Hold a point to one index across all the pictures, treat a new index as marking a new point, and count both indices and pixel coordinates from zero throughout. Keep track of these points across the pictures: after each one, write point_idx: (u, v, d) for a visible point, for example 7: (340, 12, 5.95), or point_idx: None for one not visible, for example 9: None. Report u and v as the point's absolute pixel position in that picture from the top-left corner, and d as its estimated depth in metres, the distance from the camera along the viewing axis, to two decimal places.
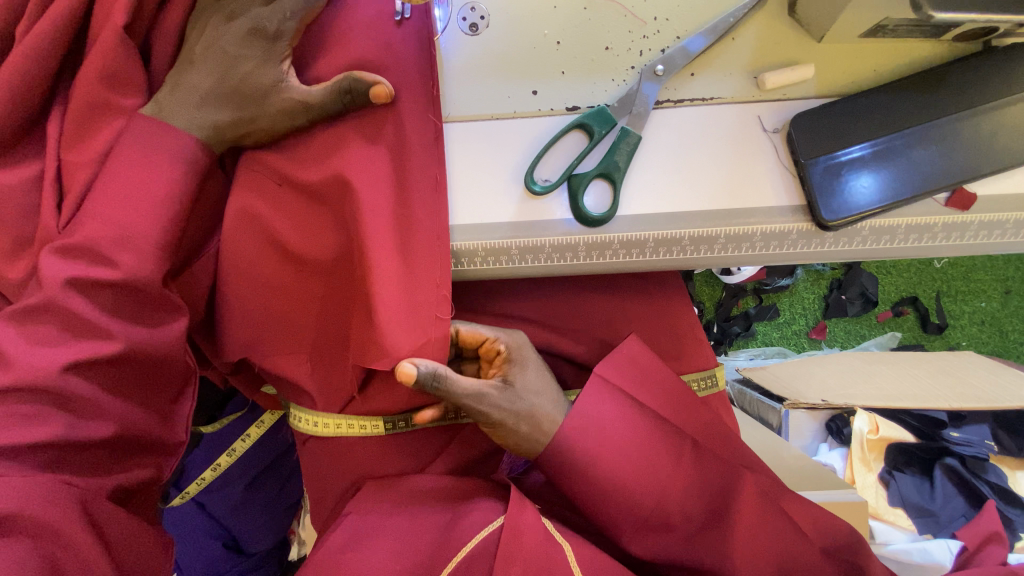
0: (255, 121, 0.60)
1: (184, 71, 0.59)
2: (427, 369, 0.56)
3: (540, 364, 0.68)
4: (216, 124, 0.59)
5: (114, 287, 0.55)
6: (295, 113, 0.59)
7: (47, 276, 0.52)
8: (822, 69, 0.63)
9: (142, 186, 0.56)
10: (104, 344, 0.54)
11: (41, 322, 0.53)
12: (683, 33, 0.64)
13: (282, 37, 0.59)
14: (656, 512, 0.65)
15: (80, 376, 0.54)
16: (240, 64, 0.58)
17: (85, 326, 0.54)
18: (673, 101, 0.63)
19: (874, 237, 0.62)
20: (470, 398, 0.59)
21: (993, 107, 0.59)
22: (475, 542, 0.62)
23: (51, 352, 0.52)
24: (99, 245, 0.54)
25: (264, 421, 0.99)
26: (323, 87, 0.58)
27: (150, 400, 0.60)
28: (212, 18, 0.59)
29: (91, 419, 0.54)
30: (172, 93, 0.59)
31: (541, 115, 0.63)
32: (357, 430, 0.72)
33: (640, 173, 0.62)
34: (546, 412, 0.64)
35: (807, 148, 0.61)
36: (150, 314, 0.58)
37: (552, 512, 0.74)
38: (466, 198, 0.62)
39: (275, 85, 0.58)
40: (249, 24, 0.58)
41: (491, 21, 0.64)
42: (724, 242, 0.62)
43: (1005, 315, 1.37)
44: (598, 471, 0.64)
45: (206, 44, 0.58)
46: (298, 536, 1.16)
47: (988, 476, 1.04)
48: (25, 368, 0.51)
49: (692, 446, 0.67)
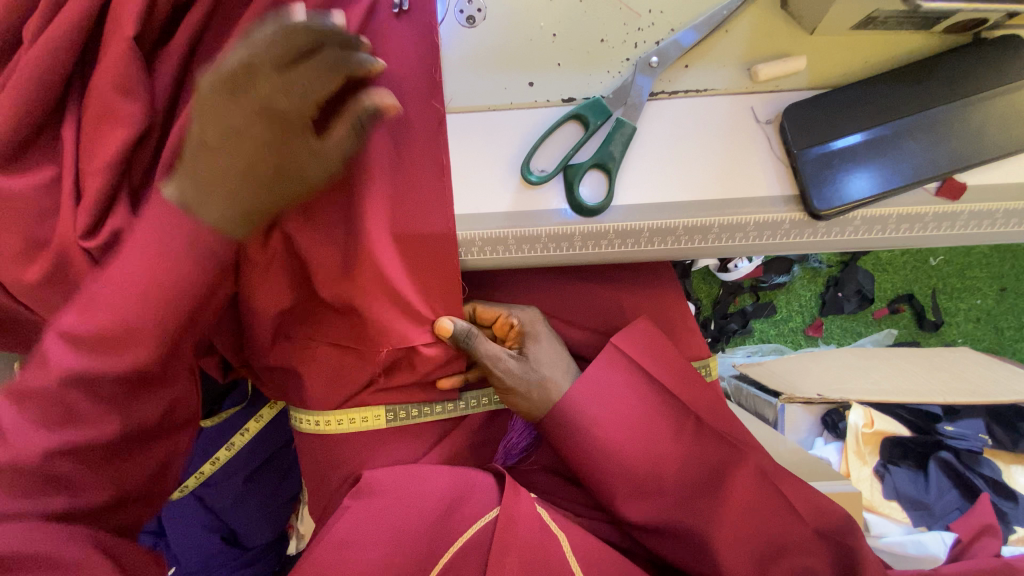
0: (289, 187, 0.52)
1: (195, 159, 0.48)
2: (462, 328, 0.65)
3: (552, 336, 0.73)
4: (248, 212, 0.51)
5: (117, 372, 0.48)
6: (334, 166, 0.52)
7: (50, 361, 0.47)
8: (814, 61, 0.63)
9: (159, 259, 0.48)
10: (101, 426, 0.49)
11: (29, 403, 0.47)
12: (677, 26, 0.64)
13: (311, 109, 0.48)
14: (647, 493, 0.66)
15: (66, 461, 0.48)
16: (263, 156, 0.49)
17: (83, 409, 0.48)
18: (667, 92, 0.64)
19: (865, 226, 0.63)
20: (491, 360, 0.65)
21: (981, 100, 0.60)
22: (473, 532, 0.65)
23: (37, 435, 0.47)
24: (107, 332, 0.47)
25: (263, 415, 1.00)
26: (346, 129, 0.50)
27: (146, 470, 0.54)
28: (205, 84, 0.46)
29: (84, 493, 0.50)
30: (191, 190, 0.49)
31: (537, 106, 0.64)
32: (358, 424, 0.71)
33: (638, 163, 0.63)
34: (557, 383, 0.68)
35: (800, 138, 0.61)
36: (150, 392, 0.52)
37: (551, 500, 0.77)
38: (467, 189, 0.63)
39: (314, 153, 0.50)
40: (263, 97, 0.47)
41: (487, 14, 0.64)
42: (718, 232, 0.63)
43: (1000, 312, 1.38)
44: (595, 453, 0.66)
45: (221, 135, 0.47)
46: (295, 529, 1.14)
47: (982, 469, 1.05)
48: (14, 450, 0.46)
49: (696, 419, 0.69)
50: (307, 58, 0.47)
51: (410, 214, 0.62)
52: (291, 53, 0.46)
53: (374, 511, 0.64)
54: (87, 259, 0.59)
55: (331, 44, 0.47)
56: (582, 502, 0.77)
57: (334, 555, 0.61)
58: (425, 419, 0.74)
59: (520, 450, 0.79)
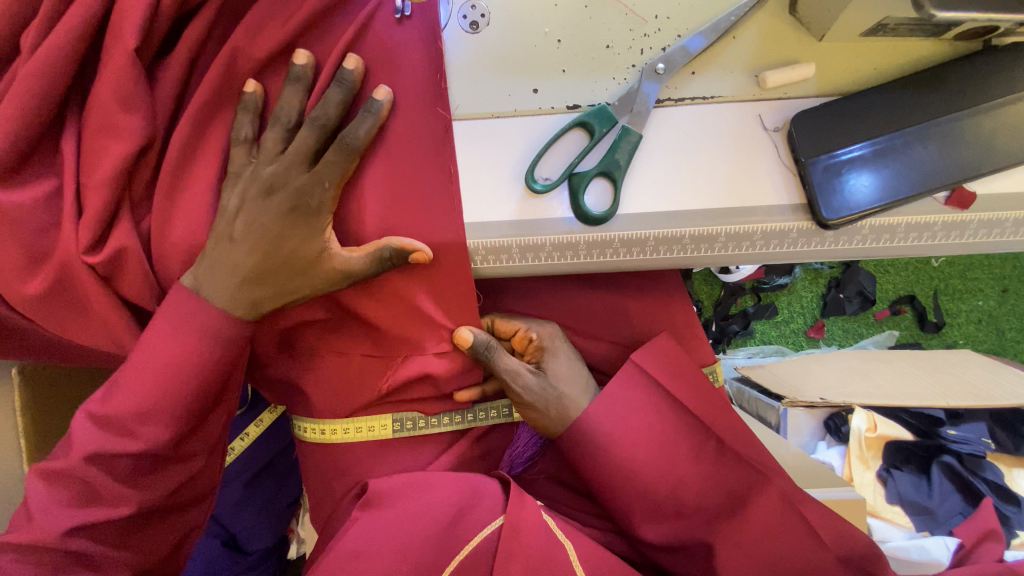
0: (297, 287, 0.60)
1: (222, 247, 0.58)
2: (482, 339, 0.65)
3: (574, 355, 0.72)
4: (256, 299, 0.60)
5: (132, 456, 0.58)
6: (337, 279, 0.59)
7: (75, 445, 0.57)
8: (822, 67, 0.63)
9: (171, 346, 0.58)
10: (120, 506, 0.59)
11: (62, 486, 0.57)
12: (685, 31, 0.63)
13: (323, 208, 0.57)
14: (665, 512, 0.67)
15: (86, 536, 0.58)
16: (280, 245, 0.58)
17: (108, 491, 0.58)
18: (673, 99, 0.63)
19: (873, 236, 0.63)
20: (509, 374, 0.66)
21: (992, 108, 0.59)
22: (479, 539, 0.65)
23: (66, 516, 0.57)
24: (124, 419, 0.58)
25: (263, 420, 1.01)
26: (362, 254, 0.58)
27: (165, 540, 0.64)
28: (248, 188, 0.58)
29: (105, 569, 0.59)
30: (211, 271, 0.58)
31: (541, 113, 0.63)
32: (363, 433, 0.71)
33: (644, 171, 0.62)
34: (575, 400, 0.68)
35: (808, 148, 0.61)
36: (162, 470, 0.62)
37: (555, 509, 0.77)
38: (472, 196, 0.62)
39: (321, 256, 0.58)
40: (290, 198, 0.57)
41: (492, 19, 0.63)
42: (725, 241, 0.62)
43: (1001, 314, 1.38)
44: (611, 471, 0.67)
45: (246, 223, 0.57)
46: (296, 533, 1.13)
47: (985, 473, 1.05)
48: (43, 527, 0.56)
49: (715, 440, 0.69)
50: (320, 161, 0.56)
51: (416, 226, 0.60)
52: (310, 160, 0.57)
53: (380, 521, 0.64)
54: (91, 273, 0.59)
55: (337, 147, 0.55)
56: (597, 515, 0.77)
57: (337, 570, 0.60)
58: (431, 429, 0.73)
59: (525, 460, 0.78)
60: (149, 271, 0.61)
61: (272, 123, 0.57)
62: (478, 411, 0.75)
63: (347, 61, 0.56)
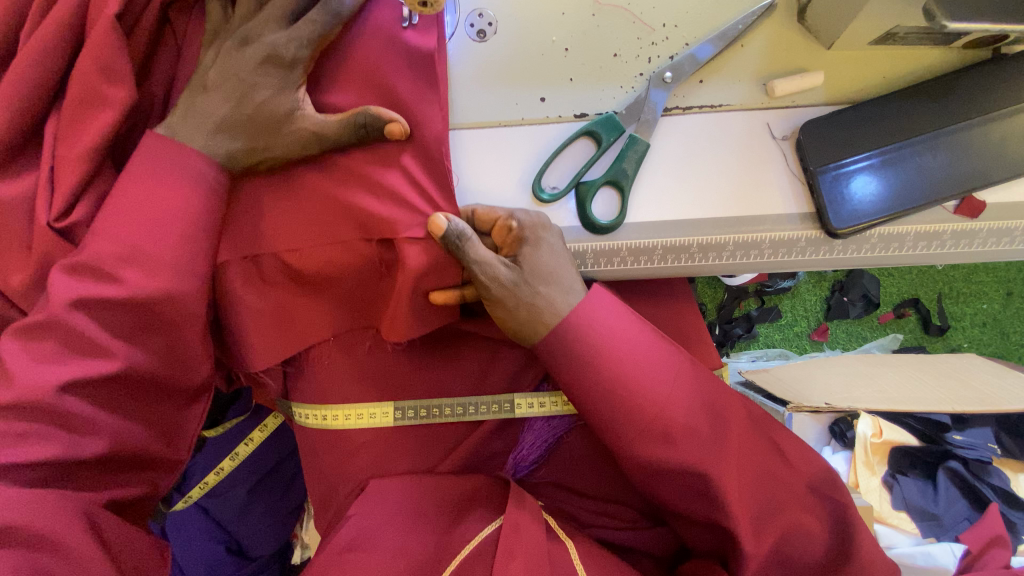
0: (270, 150, 0.58)
1: (197, 96, 0.57)
2: (456, 227, 0.56)
3: (563, 251, 0.60)
4: (229, 153, 0.58)
5: (118, 306, 0.54)
6: (311, 144, 0.58)
7: (54, 295, 0.52)
8: (831, 76, 0.62)
9: (162, 207, 0.56)
10: (105, 363, 0.54)
11: (45, 341, 0.53)
12: (692, 40, 0.63)
13: (298, 65, 0.57)
14: (657, 436, 0.57)
15: (76, 396, 0.53)
16: (250, 97, 0.57)
17: (89, 345, 0.53)
18: (681, 108, 0.63)
19: (882, 244, 0.62)
20: (482, 268, 0.57)
21: (1002, 115, 0.59)
22: (476, 542, 0.63)
23: (51, 370, 0.52)
24: (105, 266, 0.54)
25: (267, 425, 0.99)
26: (336, 118, 0.57)
27: (154, 424, 0.59)
28: (224, 43, 0.57)
29: (87, 432, 0.54)
30: (185, 119, 0.57)
31: (548, 122, 0.63)
32: (364, 419, 0.71)
33: (651, 180, 0.62)
34: (552, 302, 0.58)
35: (816, 156, 0.60)
36: (153, 335, 0.57)
37: (557, 511, 0.74)
38: (483, 202, 0.62)
39: (292, 113, 0.57)
40: (264, 47, 0.56)
41: (498, 28, 0.63)
42: (733, 250, 0.62)
43: (1007, 317, 1.36)
44: (598, 387, 0.57)
45: (221, 70, 0.57)
46: (299, 538, 1.10)
47: (991, 478, 1.03)
48: (24, 384, 0.51)
49: (692, 362, 0.61)
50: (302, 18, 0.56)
51: (415, 211, 0.59)
52: (289, 18, 0.57)
53: (378, 523, 0.64)
54: None
55: (320, 7, 0.56)
56: (602, 510, 0.74)
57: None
58: (434, 422, 0.73)
59: (531, 462, 0.73)
60: None
61: None
62: (471, 405, 0.73)
63: None
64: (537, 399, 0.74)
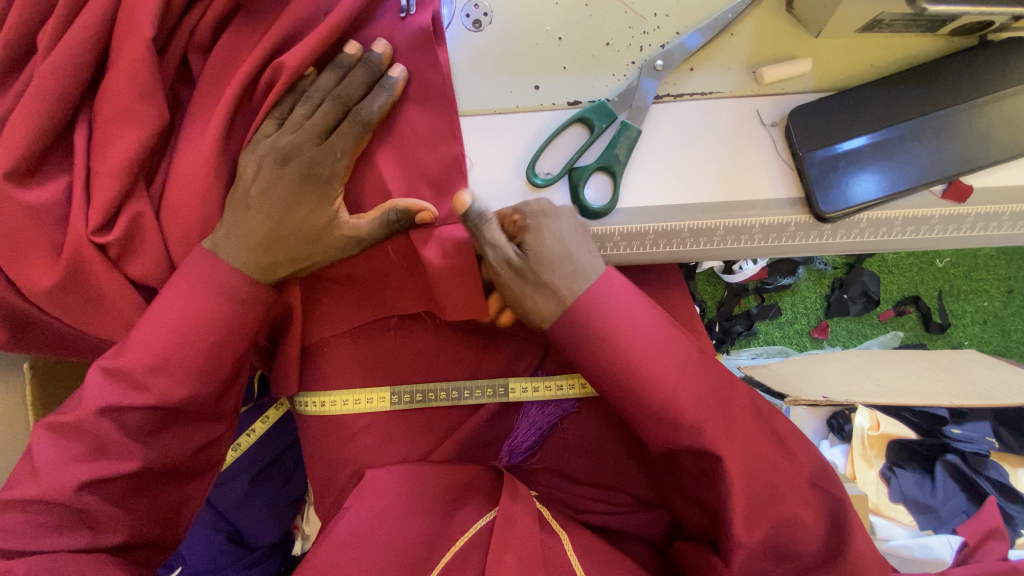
0: (311, 256, 0.61)
1: (238, 214, 0.59)
2: (474, 210, 0.58)
3: (579, 241, 0.60)
4: (269, 263, 0.60)
5: (141, 411, 0.57)
6: (348, 245, 0.60)
7: (87, 398, 0.56)
8: (819, 64, 0.64)
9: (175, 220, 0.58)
10: (123, 463, 0.57)
11: (72, 440, 0.56)
12: (682, 29, 0.65)
13: (335, 178, 0.59)
14: (650, 416, 0.58)
15: (95, 493, 0.57)
16: (290, 218, 0.59)
17: (108, 447, 0.57)
18: (673, 95, 0.64)
19: (872, 229, 0.63)
20: (494, 251, 0.59)
21: (987, 101, 0.60)
22: (474, 532, 0.64)
23: (75, 469, 0.56)
24: (136, 374, 0.57)
25: (269, 417, 1.03)
26: (369, 220, 0.60)
27: (168, 504, 0.63)
28: (264, 157, 0.58)
29: (105, 528, 0.58)
30: (227, 236, 0.59)
31: (542, 109, 0.64)
32: (363, 405, 0.72)
33: (641, 165, 0.63)
34: (558, 289, 0.59)
35: (805, 142, 0.61)
36: (170, 430, 0.60)
37: (551, 496, 0.75)
38: (478, 187, 0.64)
39: (330, 225, 0.59)
40: (307, 165, 0.58)
41: (493, 18, 0.65)
42: (723, 235, 0.63)
43: (1007, 315, 1.36)
44: (604, 369, 0.58)
45: (262, 190, 0.58)
46: (302, 530, 1.08)
47: (989, 472, 1.03)
48: (50, 482, 0.55)
49: (696, 348, 0.61)
50: (337, 134, 0.57)
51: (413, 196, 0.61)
52: (325, 133, 0.58)
53: (377, 512, 0.65)
54: (99, 257, 0.60)
55: (352, 119, 0.57)
56: (597, 497, 0.74)
57: (334, 560, 0.60)
58: (432, 406, 0.74)
59: (525, 449, 0.74)
60: (158, 256, 0.62)
61: (303, 99, 0.58)
62: (468, 389, 0.74)
63: (375, 46, 0.58)
64: (533, 383, 0.75)
